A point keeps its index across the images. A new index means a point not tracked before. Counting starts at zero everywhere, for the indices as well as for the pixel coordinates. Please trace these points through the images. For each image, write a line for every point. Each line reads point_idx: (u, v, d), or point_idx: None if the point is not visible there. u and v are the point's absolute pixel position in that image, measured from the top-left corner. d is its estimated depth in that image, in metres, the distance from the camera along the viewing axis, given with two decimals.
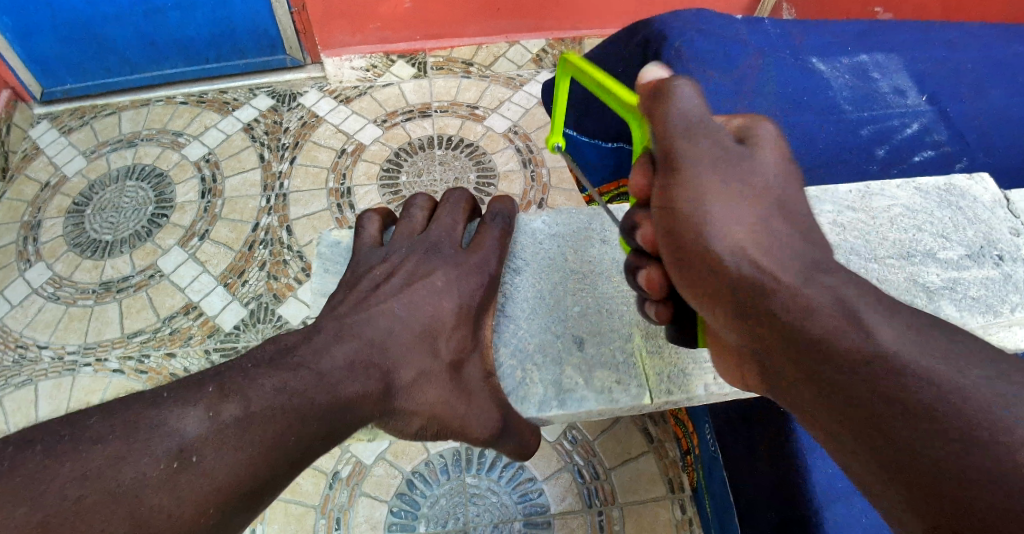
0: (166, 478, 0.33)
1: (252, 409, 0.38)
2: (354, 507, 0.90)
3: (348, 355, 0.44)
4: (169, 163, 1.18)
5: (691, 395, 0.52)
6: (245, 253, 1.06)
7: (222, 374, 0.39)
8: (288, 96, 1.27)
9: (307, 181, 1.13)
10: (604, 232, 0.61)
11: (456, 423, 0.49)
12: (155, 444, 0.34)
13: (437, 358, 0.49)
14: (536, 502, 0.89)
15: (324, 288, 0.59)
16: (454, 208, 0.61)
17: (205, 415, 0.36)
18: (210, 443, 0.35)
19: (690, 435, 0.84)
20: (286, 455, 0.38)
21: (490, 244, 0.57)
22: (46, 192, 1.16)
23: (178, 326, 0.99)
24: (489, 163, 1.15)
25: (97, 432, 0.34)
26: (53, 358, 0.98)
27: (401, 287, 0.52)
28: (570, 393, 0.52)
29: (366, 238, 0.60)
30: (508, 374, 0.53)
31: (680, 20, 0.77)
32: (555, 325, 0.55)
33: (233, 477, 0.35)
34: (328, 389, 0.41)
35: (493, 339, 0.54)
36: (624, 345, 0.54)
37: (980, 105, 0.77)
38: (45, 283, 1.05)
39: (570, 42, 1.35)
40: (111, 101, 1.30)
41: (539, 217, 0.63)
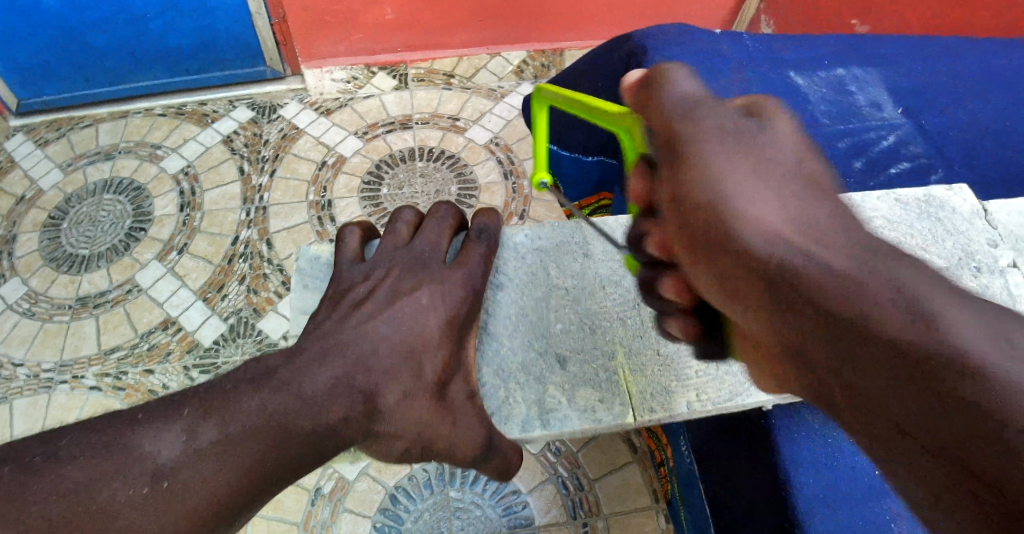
0: (141, 500, 0.34)
1: (229, 430, 0.38)
2: (337, 523, 0.90)
3: (329, 378, 0.45)
4: (147, 176, 1.17)
5: (674, 412, 0.53)
6: (225, 267, 1.05)
7: (199, 397, 0.40)
8: (268, 107, 1.27)
9: (287, 194, 1.13)
10: (588, 247, 0.62)
11: (442, 444, 0.49)
12: (131, 466, 0.35)
13: (419, 378, 0.49)
14: (520, 515, 0.90)
15: (306, 306, 0.60)
16: (441, 223, 0.61)
17: (180, 437, 0.37)
18: (185, 465, 0.36)
19: (666, 452, 0.85)
20: (267, 476, 0.39)
21: (475, 258, 0.58)
22: (21, 206, 1.15)
23: (156, 342, 0.98)
24: (471, 175, 1.16)
25: (72, 452, 0.35)
26: (28, 375, 0.96)
27: (384, 305, 0.52)
28: (552, 412, 0.53)
29: (348, 252, 0.60)
30: (491, 394, 0.54)
31: (664, 35, 0.81)
32: (538, 343, 0.56)
33: (210, 499, 0.36)
34: (311, 411, 0.42)
35: (475, 357, 0.55)
36: (607, 364, 0.55)
37: (963, 116, 0.79)
38: (20, 298, 1.04)
39: (550, 54, 1.36)
40: (88, 112, 1.29)
41: (523, 230, 0.64)
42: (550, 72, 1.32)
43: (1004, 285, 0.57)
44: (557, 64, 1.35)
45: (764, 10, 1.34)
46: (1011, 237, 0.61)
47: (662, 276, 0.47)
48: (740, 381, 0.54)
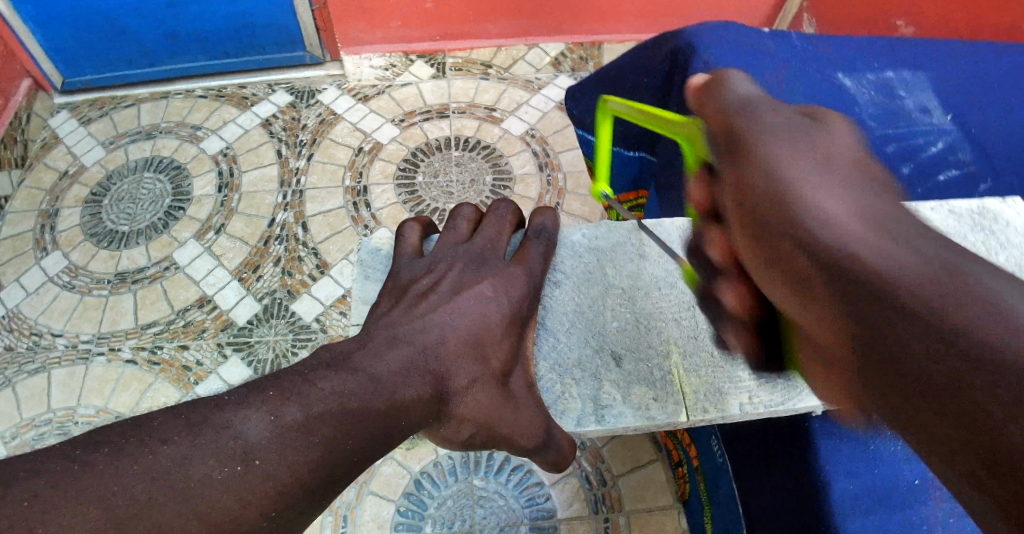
0: (230, 479, 0.32)
1: (312, 411, 0.37)
2: (362, 506, 0.89)
3: (403, 361, 0.44)
4: (187, 156, 1.18)
5: (727, 414, 0.50)
6: (261, 248, 1.06)
7: (276, 378, 0.39)
8: (306, 93, 1.27)
9: (324, 178, 1.13)
10: (644, 248, 0.60)
11: (505, 432, 0.48)
12: (221, 445, 0.33)
13: (486, 366, 0.48)
14: (543, 506, 0.88)
15: (367, 296, 0.58)
16: (500, 220, 0.61)
17: (268, 418, 0.36)
18: (273, 445, 0.35)
19: (687, 451, 0.80)
20: (345, 459, 0.37)
21: (534, 254, 0.57)
22: (64, 181, 1.17)
23: (192, 319, 0.99)
24: (506, 165, 1.14)
25: (162, 431, 0.33)
26: (67, 346, 0.98)
27: (448, 296, 0.51)
28: (607, 409, 0.51)
29: (408, 247, 0.59)
30: (547, 387, 0.52)
31: (708, 33, 0.79)
32: (593, 341, 0.54)
33: (296, 479, 0.34)
34: (383, 394, 0.41)
35: (532, 352, 0.53)
36: (661, 362, 0.53)
37: (1011, 124, 0.75)
38: (61, 271, 1.06)
39: (588, 47, 1.34)
40: (130, 93, 1.30)
41: (579, 229, 0.62)
42: (587, 66, 1.31)
43: None
44: (596, 57, 1.33)
45: (807, 9, 1.31)
46: None
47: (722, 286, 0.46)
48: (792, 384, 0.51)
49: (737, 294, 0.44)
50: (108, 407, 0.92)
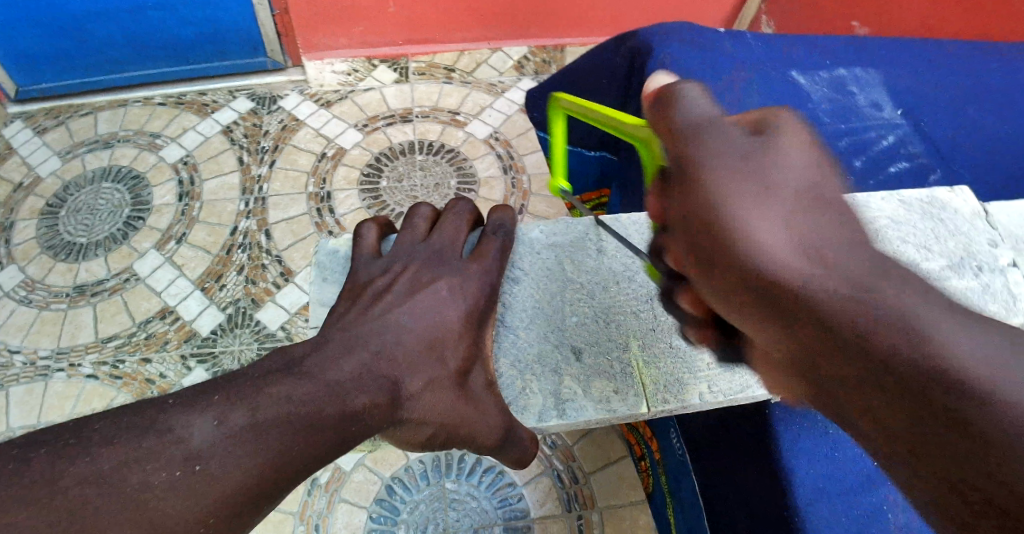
0: (171, 483, 0.34)
1: (258, 416, 0.38)
2: (333, 513, 0.90)
3: (355, 368, 0.45)
4: (146, 165, 1.17)
5: (686, 403, 0.51)
6: (224, 257, 1.05)
7: (230, 382, 0.40)
8: (268, 99, 1.26)
9: (287, 185, 1.13)
10: (602, 242, 0.60)
11: (464, 430, 0.49)
12: (163, 451, 0.35)
13: (444, 367, 0.48)
14: (515, 507, 0.90)
15: (324, 297, 0.58)
16: (458, 219, 0.60)
17: (212, 422, 0.37)
18: (217, 451, 0.36)
19: (649, 447, 0.83)
20: (291, 466, 0.38)
21: (493, 249, 0.57)
22: (19, 193, 1.14)
23: (154, 331, 0.98)
24: (470, 169, 1.16)
25: (105, 435, 0.35)
26: (25, 362, 0.96)
27: (405, 296, 0.52)
28: (569, 403, 0.52)
29: (365, 248, 0.58)
30: (508, 384, 0.52)
31: (667, 34, 0.81)
32: (553, 336, 0.55)
33: (238, 485, 0.35)
34: (337, 401, 0.42)
35: (492, 349, 0.53)
36: (621, 355, 0.54)
37: (959, 122, 0.79)
38: (17, 286, 1.04)
39: (551, 50, 1.36)
40: (86, 101, 1.28)
41: (537, 226, 0.62)
42: (550, 69, 1.33)
43: (1005, 284, 0.57)
44: (558, 60, 1.35)
45: (764, 11, 1.35)
46: (1011, 238, 0.61)
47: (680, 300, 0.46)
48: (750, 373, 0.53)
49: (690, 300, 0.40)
50: None
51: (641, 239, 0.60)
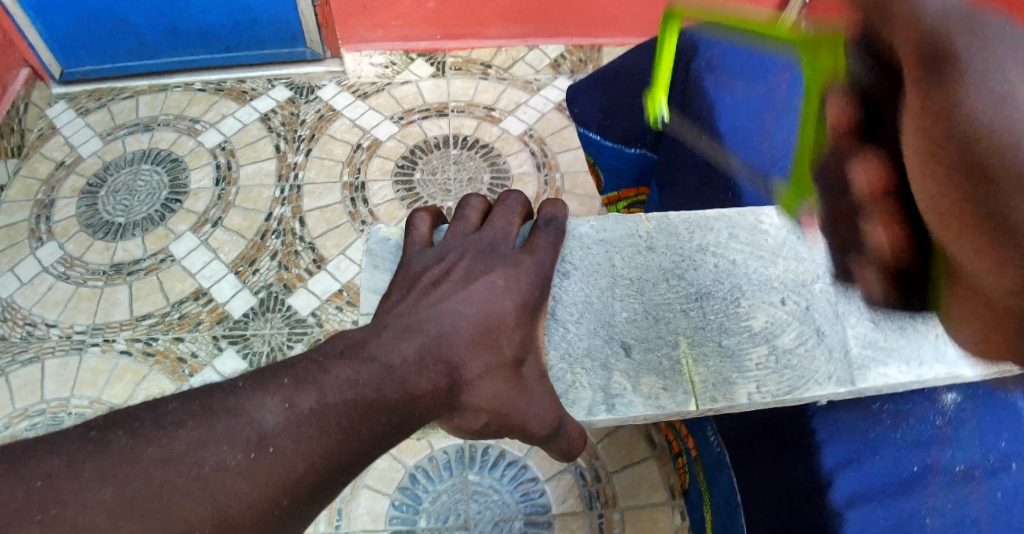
0: (246, 465, 0.33)
1: (327, 399, 0.38)
2: (356, 498, 0.89)
3: (415, 352, 0.44)
4: (184, 149, 1.18)
5: (735, 403, 0.49)
6: (258, 242, 1.06)
7: (292, 366, 0.40)
8: (306, 89, 1.27)
9: (322, 174, 1.13)
10: (652, 239, 0.59)
11: (517, 420, 0.47)
12: (233, 432, 0.34)
13: (500, 354, 0.47)
14: (537, 502, 0.89)
15: (376, 285, 0.57)
16: (509, 211, 0.59)
17: (282, 405, 0.36)
18: (288, 433, 0.35)
19: (685, 443, 0.81)
20: (358, 450, 0.37)
21: (544, 244, 0.56)
22: (61, 172, 1.16)
23: (187, 311, 0.99)
24: (504, 164, 1.15)
25: (175, 416, 0.34)
26: (61, 337, 0.98)
27: (461, 285, 0.50)
28: (618, 398, 0.50)
29: (417, 238, 0.58)
30: (558, 377, 0.51)
31: (712, 32, 0.78)
32: (604, 331, 0.53)
33: (310, 468, 0.35)
34: (399, 384, 0.41)
35: (543, 340, 0.52)
36: (671, 353, 0.52)
37: None
38: (56, 262, 1.05)
39: (589, 49, 1.35)
40: (128, 85, 1.30)
41: (587, 221, 0.60)
42: (587, 69, 1.32)
43: None
44: (595, 60, 1.34)
45: None
46: None
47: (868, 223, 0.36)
48: (800, 375, 0.50)
49: (869, 176, 0.34)
50: (102, 398, 0.92)
51: (691, 238, 0.58)
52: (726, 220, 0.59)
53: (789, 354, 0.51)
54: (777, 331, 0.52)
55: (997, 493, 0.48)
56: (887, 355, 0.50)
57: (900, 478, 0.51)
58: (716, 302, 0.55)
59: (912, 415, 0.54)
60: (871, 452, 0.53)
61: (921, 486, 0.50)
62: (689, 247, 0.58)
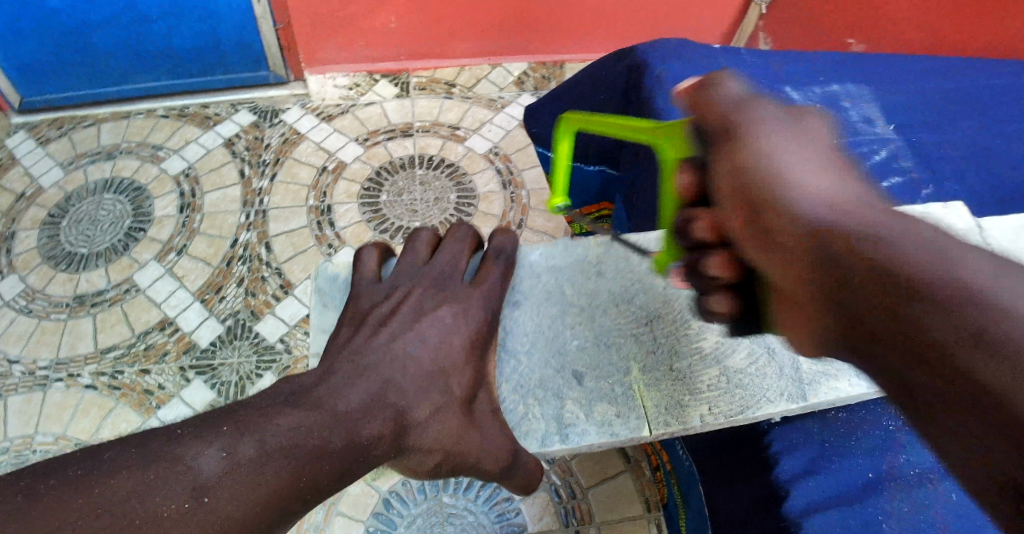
0: (179, 515, 0.35)
1: (267, 447, 0.39)
2: (330, 526, 0.90)
3: (364, 396, 0.46)
4: (148, 176, 1.18)
5: (686, 426, 0.52)
6: (223, 269, 1.06)
7: (237, 413, 0.41)
8: (270, 112, 1.28)
9: (287, 198, 1.14)
10: (602, 265, 0.61)
11: (468, 457, 0.49)
12: (169, 481, 0.36)
13: (449, 393, 0.49)
14: (513, 522, 0.91)
15: (325, 324, 0.58)
16: (459, 242, 0.62)
17: (220, 453, 0.38)
18: (223, 480, 0.37)
19: (661, 457, 0.84)
20: (306, 494, 0.39)
21: (493, 277, 0.58)
22: (21, 203, 1.15)
23: (153, 342, 0.99)
24: (470, 184, 1.17)
25: (114, 465, 0.36)
26: (24, 372, 0.97)
27: (410, 322, 0.52)
28: (571, 427, 0.52)
29: (366, 271, 0.60)
30: (510, 409, 0.53)
31: (664, 47, 0.82)
32: (556, 360, 0.55)
33: (262, 507, 0.37)
34: (345, 430, 0.43)
35: (494, 373, 0.54)
36: (623, 379, 0.54)
37: (950, 137, 0.77)
38: (18, 295, 1.04)
39: (551, 66, 1.38)
40: (89, 112, 1.29)
41: (537, 251, 0.63)
42: (550, 85, 1.34)
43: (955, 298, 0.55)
44: (558, 76, 1.37)
45: (763, 29, 1.37)
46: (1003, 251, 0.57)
47: (708, 255, 0.43)
48: (747, 393, 0.53)
49: (706, 221, 0.43)
50: (66, 433, 0.92)
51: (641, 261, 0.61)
52: None
53: (739, 374, 0.54)
54: (725, 351, 0.55)
55: (952, 495, 0.52)
56: (836, 370, 0.54)
57: (858, 484, 0.54)
58: (665, 325, 0.57)
59: (865, 423, 0.58)
60: (829, 459, 0.56)
61: (878, 492, 0.53)
62: (641, 269, 0.61)
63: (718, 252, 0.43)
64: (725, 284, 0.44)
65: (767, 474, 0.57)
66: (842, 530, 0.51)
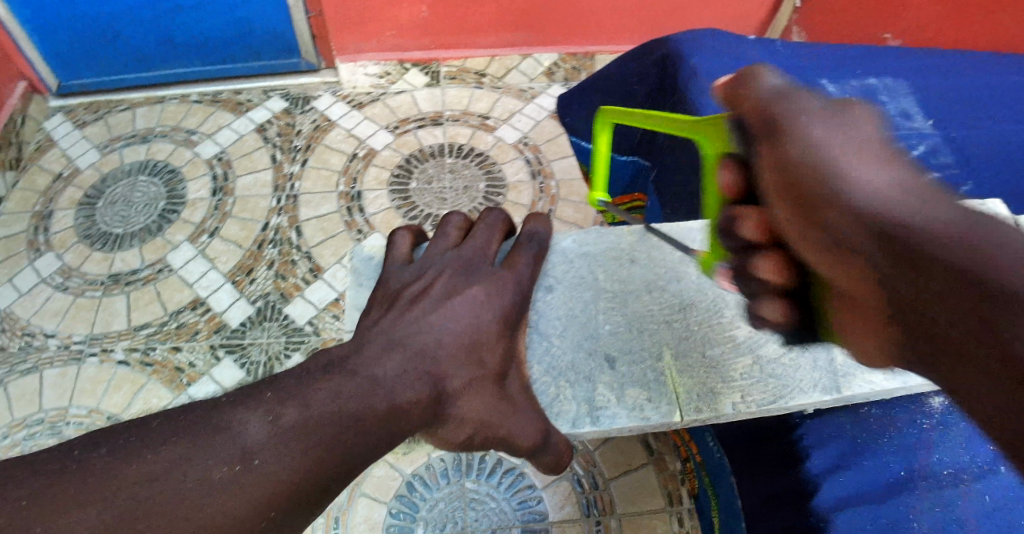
0: (229, 480, 0.34)
1: (310, 414, 0.39)
2: (353, 508, 0.90)
3: (398, 366, 0.45)
4: (181, 160, 1.19)
5: (719, 414, 0.50)
6: (254, 252, 1.07)
7: (278, 381, 0.41)
8: (301, 99, 1.28)
9: (317, 184, 1.14)
10: (635, 252, 0.60)
11: (500, 433, 0.47)
12: (218, 447, 0.35)
13: (482, 367, 0.48)
14: (534, 509, 0.89)
15: (359, 302, 0.58)
16: (490, 228, 0.61)
17: (266, 420, 0.37)
18: (270, 446, 0.36)
19: (690, 449, 0.82)
20: (344, 461, 0.38)
21: (524, 261, 0.57)
22: (58, 184, 1.17)
23: (185, 321, 0.99)
24: (499, 173, 1.16)
25: (160, 432, 0.36)
26: (59, 347, 0.98)
27: (443, 298, 0.52)
28: (603, 410, 0.50)
29: (398, 255, 0.59)
30: (542, 390, 0.51)
31: (696, 40, 0.80)
32: (587, 344, 0.54)
33: (300, 480, 0.36)
34: (379, 399, 0.42)
35: (526, 354, 0.53)
36: (654, 364, 0.53)
37: (990, 132, 0.74)
38: (54, 272, 1.06)
39: (581, 57, 1.37)
40: (125, 97, 1.31)
41: (569, 236, 0.62)
42: (580, 76, 1.33)
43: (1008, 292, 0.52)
44: (588, 67, 1.35)
45: (796, 22, 1.33)
46: None
47: (756, 258, 0.41)
48: (783, 383, 0.51)
49: (755, 222, 0.41)
50: (99, 407, 0.93)
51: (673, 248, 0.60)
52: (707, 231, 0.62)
53: (772, 364, 0.52)
54: (760, 340, 0.53)
55: (985, 496, 0.49)
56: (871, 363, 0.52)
57: (888, 481, 0.52)
58: (698, 312, 0.56)
59: (899, 419, 0.55)
60: (860, 455, 0.53)
61: (909, 489, 0.51)
62: (673, 257, 0.59)
63: (770, 255, 0.41)
64: (778, 290, 0.42)
65: (797, 466, 0.55)
66: (871, 528, 0.50)
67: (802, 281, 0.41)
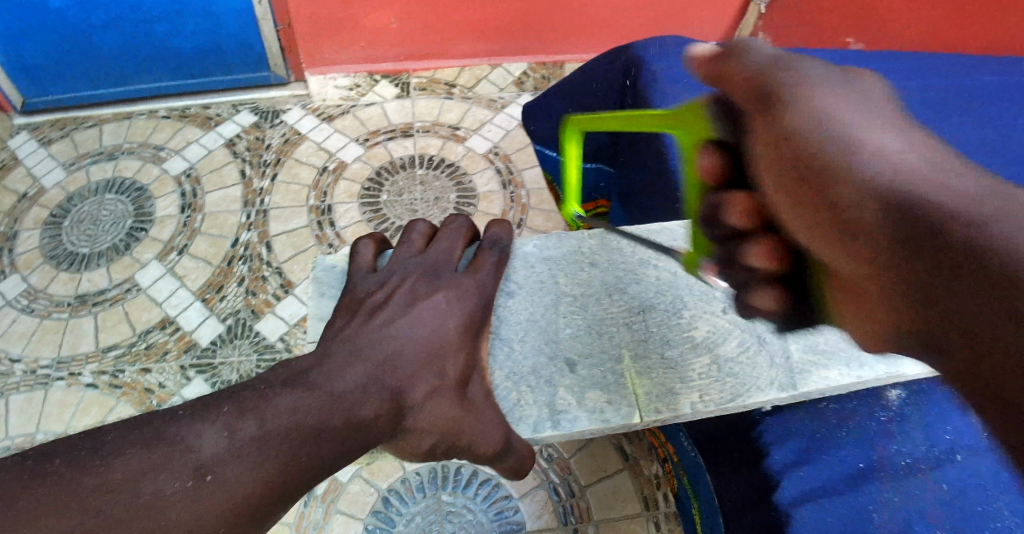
0: (183, 492, 0.35)
1: (267, 428, 0.39)
2: (330, 524, 0.91)
3: (359, 378, 0.45)
4: (149, 177, 1.18)
5: (678, 413, 0.52)
6: (224, 268, 1.07)
7: (238, 394, 0.41)
8: (271, 112, 1.28)
9: (287, 198, 1.15)
10: (597, 256, 0.62)
11: (462, 441, 0.48)
12: (172, 460, 0.36)
13: (443, 376, 0.49)
14: (511, 519, 0.90)
15: (322, 313, 0.59)
16: (455, 233, 0.62)
17: (223, 433, 0.38)
18: (224, 461, 0.37)
19: (667, 450, 0.84)
20: (304, 471, 0.39)
21: (486, 266, 0.58)
22: (23, 204, 1.16)
23: (153, 341, 0.99)
24: (469, 183, 1.17)
25: (117, 445, 0.36)
26: (25, 372, 0.97)
27: (405, 308, 0.52)
28: (563, 414, 0.52)
29: (362, 263, 0.60)
30: (503, 396, 0.53)
31: (657, 46, 0.82)
32: (548, 348, 0.55)
33: (251, 493, 0.37)
34: (339, 409, 0.42)
35: (488, 360, 0.54)
36: (614, 366, 0.54)
37: None
38: (20, 295, 1.05)
39: (551, 66, 1.39)
40: (92, 113, 1.30)
41: (532, 241, 0.63)
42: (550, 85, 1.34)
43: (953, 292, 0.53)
44: (558, 76, 1.37)
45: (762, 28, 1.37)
46: None
47: (745, 244, 0.43)
48: (738, 381, 0.53)
49: (741, 209, 0.42)
50: (66, 432, 0.92)
51: (633, 253, 0.62)
52: (668, 232, 0.63)
53: (729, 362, 0.54)
54: (717, 340, 0.55)
55: (944, 483, 0.49)
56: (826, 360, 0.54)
57: (849, 473, 0.52)
58: (657, 315, 0.57)
59: (857, 413, 0.56)
60: (821, 449, 0.54)
61: (871, 478, 0.51)
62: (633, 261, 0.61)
63: (758, 241, 0.42)
64: (768, 276, 0.43)
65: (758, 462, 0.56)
66: (831, 519, 0.49)
67: (791, 265, 0.43)
